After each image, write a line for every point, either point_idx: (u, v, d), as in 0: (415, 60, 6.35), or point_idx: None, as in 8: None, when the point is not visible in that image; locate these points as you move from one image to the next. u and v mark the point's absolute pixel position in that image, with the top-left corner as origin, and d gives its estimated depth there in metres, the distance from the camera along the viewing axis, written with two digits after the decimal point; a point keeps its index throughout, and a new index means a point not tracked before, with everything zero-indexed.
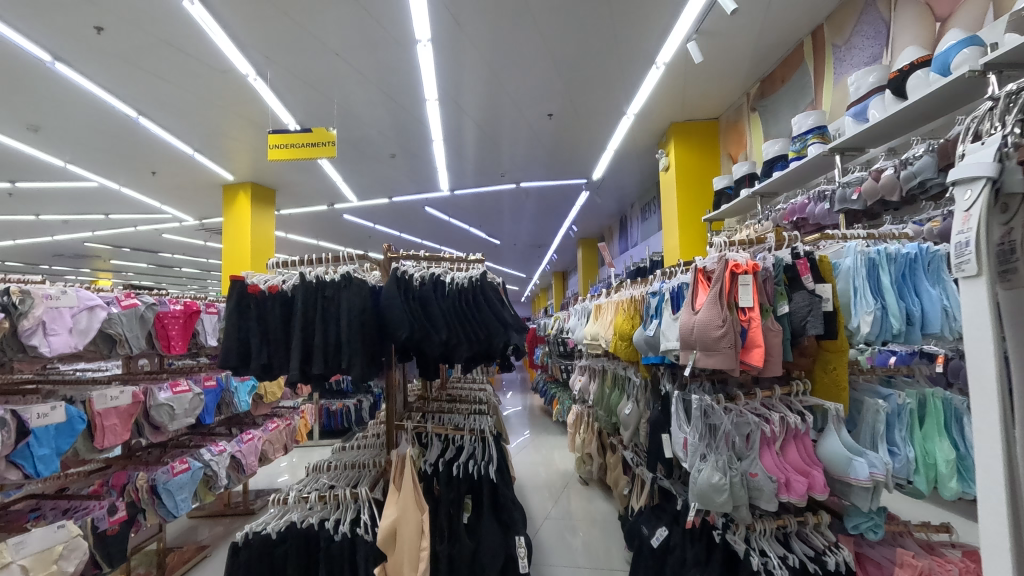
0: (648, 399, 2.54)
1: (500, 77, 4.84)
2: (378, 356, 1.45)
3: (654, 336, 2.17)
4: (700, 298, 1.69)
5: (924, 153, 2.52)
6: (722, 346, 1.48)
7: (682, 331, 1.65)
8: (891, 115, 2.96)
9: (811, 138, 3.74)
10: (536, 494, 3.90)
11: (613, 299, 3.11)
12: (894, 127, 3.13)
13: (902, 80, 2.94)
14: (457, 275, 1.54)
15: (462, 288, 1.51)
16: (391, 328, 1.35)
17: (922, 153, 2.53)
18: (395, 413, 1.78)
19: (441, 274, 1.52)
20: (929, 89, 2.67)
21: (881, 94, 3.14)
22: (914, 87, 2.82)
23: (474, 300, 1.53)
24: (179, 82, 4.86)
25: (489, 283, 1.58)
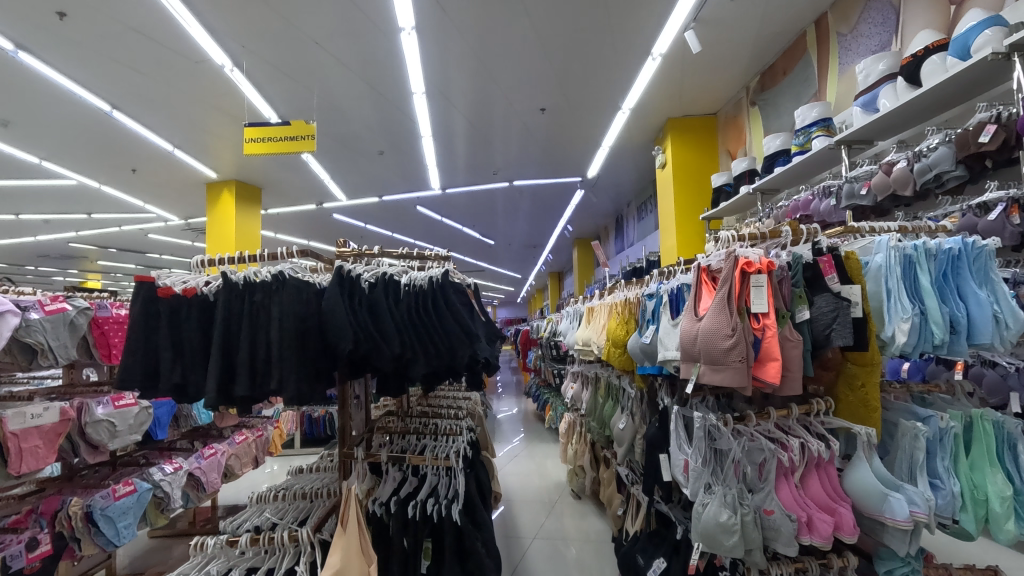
0: (644, 412, 2.31)
1: (490, 69, 4.60)
2: (320, 372, 1.21)
3: (651, 344, 1.94)
4: (704, 301, 1.45)
5: (940, 144, 2.31)
6: (731, 360, 1.24)
7: (683, 340, 1.41)
8: (904, 104, 2.73)
9: (816, 131, 3.50)
10: (527, 508, 3.65)
11: (607, 301, 2.87)
12: (906, 117, 2.90)
13: (915, 66, 2.70)
14: (415, 275, 1.30)
15: (418, 291, 1.26)
16: (331, 340, 1.11)
17: (937, 144, 2.31)
18: (349, 436, 1.53)
19: (396, 275, 1.28)
20: (946, 75, 2.43)
21: (892, 82, 2.90)
22: (930, 73, 2.59)
23: (434, 306, 1.28)
24: (152, 74, 4.60)
25: (453, 284, 1.34)
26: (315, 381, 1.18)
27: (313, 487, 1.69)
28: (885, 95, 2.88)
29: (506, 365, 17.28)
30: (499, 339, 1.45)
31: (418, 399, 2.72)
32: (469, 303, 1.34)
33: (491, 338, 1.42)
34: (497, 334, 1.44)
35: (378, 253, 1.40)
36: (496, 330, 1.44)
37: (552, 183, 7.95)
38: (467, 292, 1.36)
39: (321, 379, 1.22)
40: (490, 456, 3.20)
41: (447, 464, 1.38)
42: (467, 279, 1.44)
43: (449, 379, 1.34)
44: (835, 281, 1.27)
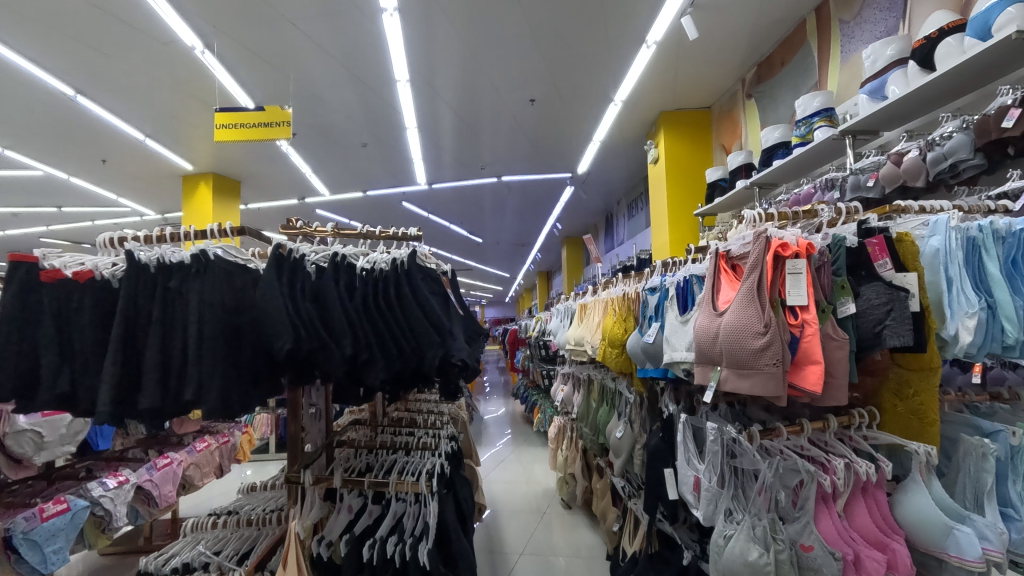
0: (644, 419, 2.08)
1: (477, 55, 4.34)
2: (256, 376, 0.97)
3: (655, 344, 1.71)
4: (724, 294, 1.22)
5: (955, 132, 2.00)
6: (763, 365, 1.02)
7: (702, 340, 1.19)
8: (916, 91, 2.49)
9: (818, 122, 3.25)
10: (513, 518, 3.41)
11: (601, 296, 2.63)
12: (917, 105, 2.66)
13: (928, 49, 2.46)
14: (375, 256, 1.05)
15: (379, 276, 1.01)
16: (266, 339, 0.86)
17: (953, 129, 1.99)
18: (300, 453, 1.28)
19: (352, 256, 1.03)
20: (963, 57, 2.19)
21: (903, 68, 2.65)
22: (945, 57, 2.35)
23: (397, 295, 1.02)
24: (118, 55, 4.28)
25: (423, 268, 1.09)
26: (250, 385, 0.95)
27: (264, 511, 1.45)
28: (898, 81, 2.63)
29: (494, 364, 17.04)
30: (482, 335, 1.22)
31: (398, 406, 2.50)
32: (443, 288, 1.10)
33: (472, 335, 1.18)
34: (479, 330, 1.20)
35: (332, 231, 1.15)
36: (476, 325, 1.21)
37: (541, 178, 7.72)
38: (442, 278, 1.12)
39: (258, 385, 0.98)
40: (474, 465, 2.97)
41: (416, 490, 1.14)
42: (441, 264, 1.19)
43: (418, 386, 1.09)
44: (889, 267, 1.05)
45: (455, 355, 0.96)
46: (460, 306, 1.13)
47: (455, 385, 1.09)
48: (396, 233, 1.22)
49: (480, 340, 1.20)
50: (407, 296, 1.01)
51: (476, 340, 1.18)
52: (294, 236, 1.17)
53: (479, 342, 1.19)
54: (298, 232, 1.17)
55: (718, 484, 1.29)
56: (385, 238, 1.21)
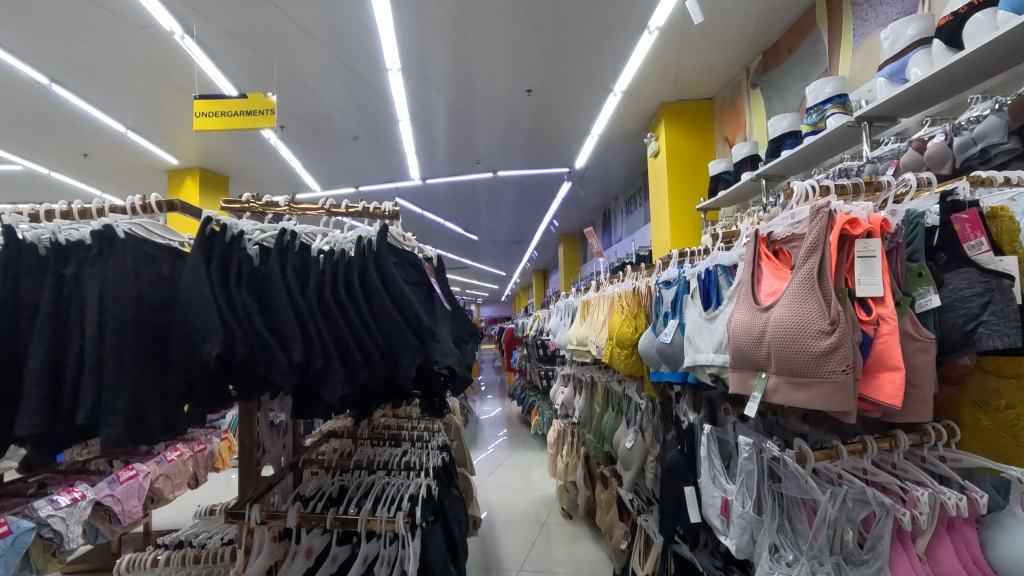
0: (657, 428, 1.87)
1: (471, 42, 4.11)
2: (188, 387, 0.76)
3: (673, 345, 1.50)
4: (768, 285, 1.01)
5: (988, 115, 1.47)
6: (830, 371, 0.81)
7: (743, 341, 0.98)
8: (937, 73, 2.03)
9: (830, 109, 2.78)
10: (509, 529, 3.21)
11: (607, 293, 2.42)
12: (942, 90, 2.18)
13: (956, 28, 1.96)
14: (335, 236, 0.82)
15: (338, 260, 0.79)
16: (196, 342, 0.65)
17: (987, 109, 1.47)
18: (251, 479, 1.06)
19: (305, 236, 0.80)
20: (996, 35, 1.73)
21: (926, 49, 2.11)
22: (972, 34, 1.87)
23: (363, 284, 0.79)
24: (93, 40, 4.03)
25: (402, 252, 0.87)
26: (177, 397, 0.74)
27: (219, 542, 1.24)
28: (915, 63, 2.15)
29: (490, 364, 16.84)
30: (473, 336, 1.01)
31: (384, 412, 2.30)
32: (425, 277, 0.89)
33: (462, 336, 0.97)
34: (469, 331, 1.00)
35: (288, 206, 0.91)
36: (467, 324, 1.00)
37: (538, 173, 7.50)
38: (423, 264, 0.90)
39: (190, 401, 0.77)
40: (468, 476, 2.76)
41: (392, 530, 0.93)
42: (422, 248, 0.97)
43: (393, 401, 0.88)
44: (985, 249, 0.84)
45: (439, 362, 0.74)
46: (446, 299, 0.92)
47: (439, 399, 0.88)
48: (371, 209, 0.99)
49: (471, 342, 1.00)
50: (375, 285, 0.79)
51: (466, 343, 0.97)
52: (238, 212, 0.93)
53: (470, 344, 0.99)
54: (246, 206, 0.93)
55: (755, 512, 1.09)
56: (358, 215, 0.98)
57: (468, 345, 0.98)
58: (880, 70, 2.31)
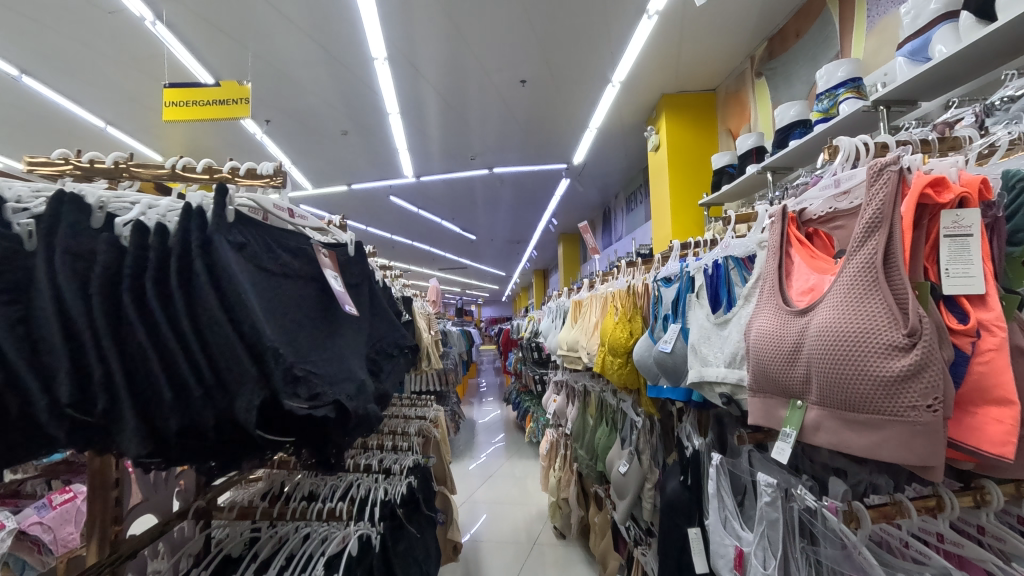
0: (654, 449, 1.61)
1: (462, 27, 3.81)
2: None
3: (675, 356, 1.23)
4: (802, 280, 0.74)
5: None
6: (910, 406, 0.54)
7: (770, 356, 0.71)
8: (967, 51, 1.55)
9: (843, 94, 2.28)
10: (498, 548, 2.95)
11: (600, 292, 2.15)
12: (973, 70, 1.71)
13: None
14: (157, 203, 0.56)
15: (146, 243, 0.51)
16: None
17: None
18: (118, 539, 0.79)
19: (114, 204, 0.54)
20: None
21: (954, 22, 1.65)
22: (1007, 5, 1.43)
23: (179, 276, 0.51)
24: (60, 27, 3.72)
25: (276, 235, 0.60)
26: None
27: None
28: (939, 37, 1.65)
29: (491, 365, 16.60)
30: (395, 355, 0.76)
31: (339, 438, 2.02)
32: (313, 271, 0.62)
33: (373, 358, 0.71)
34: (387, 349, 0.75)
35: (118, 166, 0.69)
36: (386, 340, 0.75)
37: (535, 170, 7.25)
38: (316, 248, 0.64)
39: None
40: (447, 495, 2.51)
41: None
42: (318, 230, 0.71)
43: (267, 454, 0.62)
44: None
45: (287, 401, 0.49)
46: (349, 305, 0.66)
47: (326, 447, 0.61)
48: (239, 175, 0.74)
49: (390, 363, 0.74)
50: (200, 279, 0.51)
51: (380, 368, 0.71)
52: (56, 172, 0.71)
53: (387, 368, 0.73)
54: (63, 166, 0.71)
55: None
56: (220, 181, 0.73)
57: (384, 371, 0.72)
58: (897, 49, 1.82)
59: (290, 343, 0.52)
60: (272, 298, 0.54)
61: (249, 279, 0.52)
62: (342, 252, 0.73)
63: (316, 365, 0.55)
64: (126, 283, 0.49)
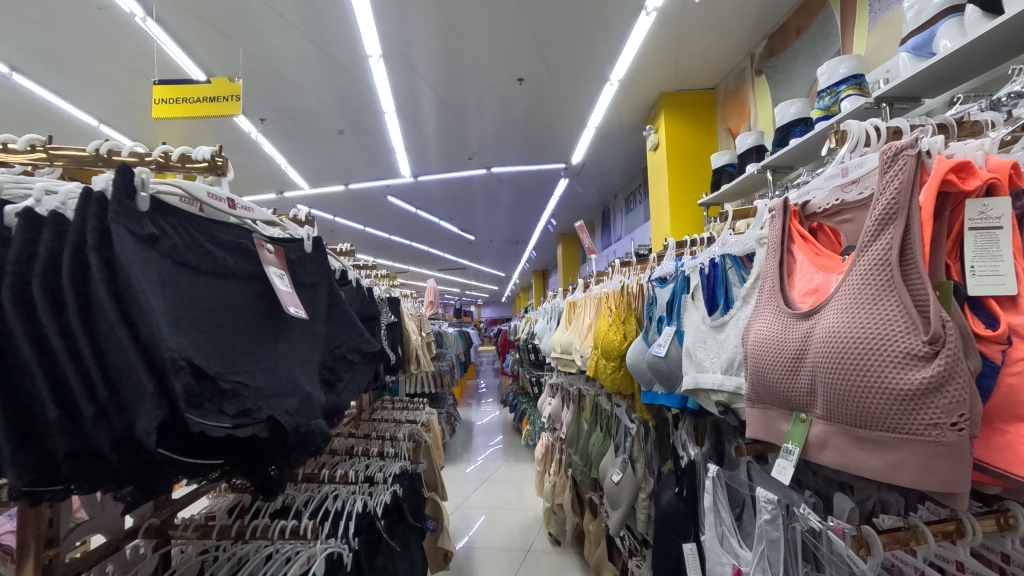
0: (648, 457, 1.54)
1: (458, 23, 3.72)
2: None
3: (669, 360, 1.16)
4: (806, 279, 0.67)
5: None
6: (931, 424, 0.47)
7: (771, 364, 0.64)
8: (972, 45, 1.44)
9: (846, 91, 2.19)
10: (492, 555, 2.88)
11: (594, 292, 2.08)
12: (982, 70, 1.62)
13: None
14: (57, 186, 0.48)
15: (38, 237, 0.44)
16: None
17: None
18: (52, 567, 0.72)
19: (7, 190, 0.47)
20: None
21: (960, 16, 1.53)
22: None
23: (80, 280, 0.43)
24: (50, 24, 3.59)
25: (206, 229, 0.52)
26: None
27: None
28: (943, 32, 1.53)
29: (490, 366, 16.53)
30: (356, 362, 0.69)
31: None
32: (250, 270, 0.55)
33: (328, 366, 0.64)
34: (346, 355, 0.68)
35: (35, 150, 0.63)
36: (345, 347, 0.68)
37: (533, 170, 7.18)
38: (258, 241, 0.58)
39: None
40: (438, 501, 2.44)
41: None
42: (266, 222, 0.64)
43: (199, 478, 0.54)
44: None
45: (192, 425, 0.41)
46: (297, 307, 0.59)
47: (266, 469, 0.53)
48: (171, 160, 0.67)
49: (350, 371, 0.67)
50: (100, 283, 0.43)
51: (336, 378, 0.64)
52: None
53: (346, 377, 0.66)
54: None
55: None
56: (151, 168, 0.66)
57: (342, 380, 0.65)
58: (900, 44, 1.69)
59: (210, 355, 0.45)
60: (193, 302, 0.47)
61: (162, 279, 0.45)
62: (294, 249, 0.65)
63: (247, 378, 0.47)
64: (5, 283, 0.41)
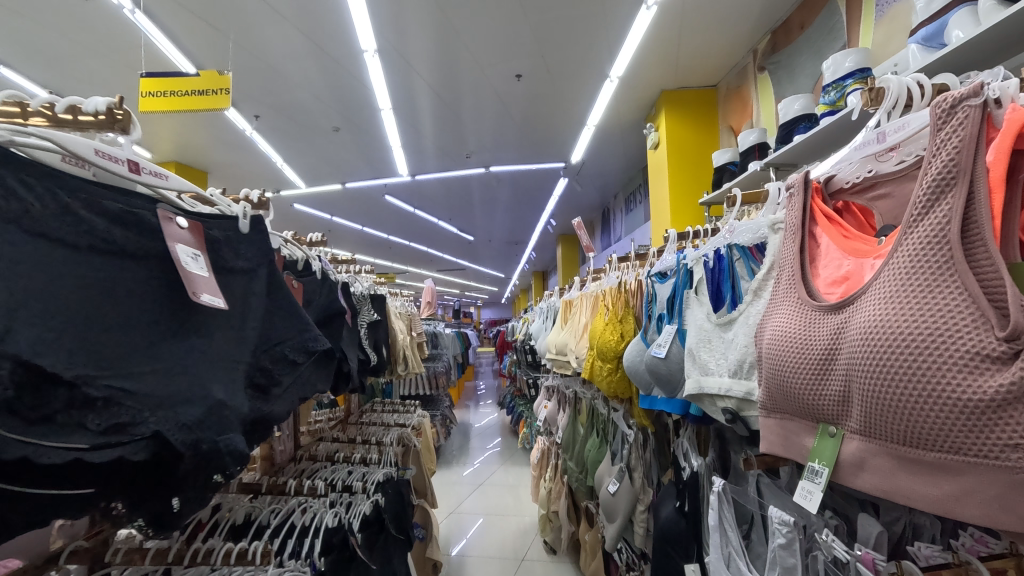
0: (647, 465, 1.44)
1: (456, 17, 3.60)
2: None
3: (670, 362, 1.06)
4: (831, 267, 0.57)
5: None
6: (1010, 445, 0.36)
7: (792, 366, 0.54)
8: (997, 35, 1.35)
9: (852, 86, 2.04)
10: (484, 563, 2.77)
11: (590, 290, 1.97)
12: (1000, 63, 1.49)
13: None
14: None
15: None
16: None
17: None
18: None
19: None
20: None
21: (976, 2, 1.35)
22: None
23: None
24: (36, 16, 3.43)
25: (82, 194, 0.42)
26: None
27: None
28: (955, 23, 1.35)
29: (489, 367, 16.43)
30: (301, 364, 0.58)
31: (300, 456, 1.83)
32: (144, 248, 0.44)
33: (262, 367, 0.54)
34: (287, 354, 0.57)
35: None
36: (287, 344, 0.58)
37: (531, 169, 7.07)
38: (162, 211, 0.47)
39: None
40: (427, 508, 2.33)
41: None
42: (183, 196, 0.54)
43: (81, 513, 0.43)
44: None
45: None
46: (213, 294, 0.48)
47: (163, 499, 0.43)
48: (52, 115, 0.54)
49: (291, 374, 0.57)
50: None
51: (272, 382, 0.54)
52: None
53: (284, 381, 0.56)
54: None
55: None
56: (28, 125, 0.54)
57: (279, 385, 0.55)
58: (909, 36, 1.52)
59: (49, 359, 0.34)
60: (49, 289, 0.36)
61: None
62: (221, 224, 0.55)
63: (116, 389, 0.37)
64: None
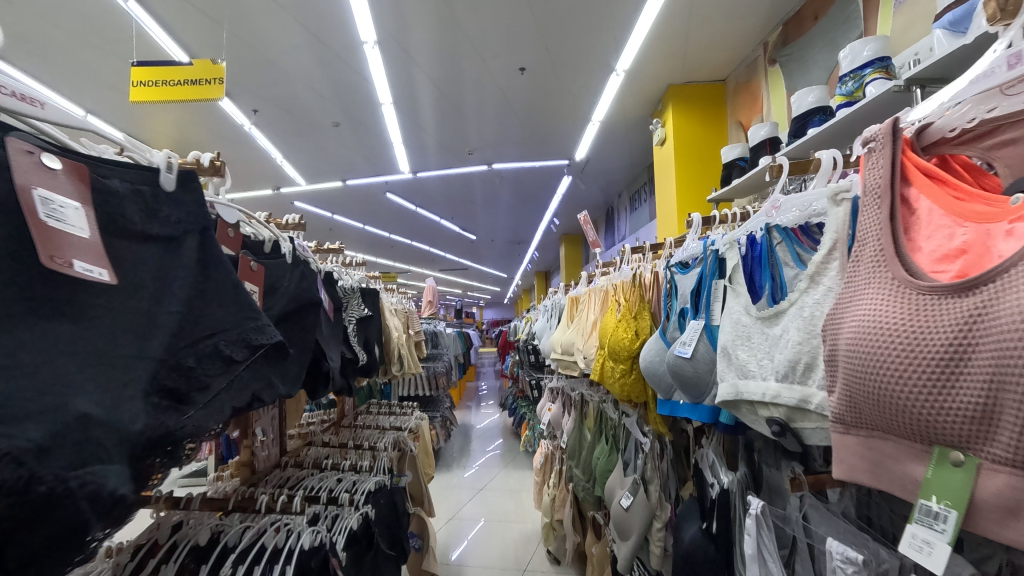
0: (664, 477, 1.30)
1: (458, 8, 3.47)
2: None
3: (696, 363, 0.92)
4: (941, 238, 0.43)
5: None
6: None
7: (900, 369, 0.40)
8: None
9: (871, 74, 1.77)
10: (484, 573, 2.63)
11: (600, 285, 1.84)
12: None
13: None
14: None
15: None
16: None
17: None
18: None
19: None
20: None
21: None
22: None
23: None
24: (26, 7, 3.29)
25: None
26: None
27: None
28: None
29: (492, 367, 16.30)
30: (239, 362, 0.46)
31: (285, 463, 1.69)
32: None
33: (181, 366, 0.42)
34: (219, 348, 0.44)
35: None
36: (221, 335, 0.45)
37: (535, 167, 6.93)
38: (20, 146, 0.36)
39: None
40: (424, 517, 2.22)
41: None
42: (72, 136, 0.43)
43: None
44: None
45: None
46: (99, 272, 0.38)
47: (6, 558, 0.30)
48: None
49: (221, 375, 0.44)
50: None
51: (191, 386, 0.42)
52: None
53: (212, 384, 0.44)
54: None
55: None
56: None
57: (203, 390, 0.43)
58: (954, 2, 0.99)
59: None
60: None
61: None
62: (126, 172, 0.43)
63: None
64: None
